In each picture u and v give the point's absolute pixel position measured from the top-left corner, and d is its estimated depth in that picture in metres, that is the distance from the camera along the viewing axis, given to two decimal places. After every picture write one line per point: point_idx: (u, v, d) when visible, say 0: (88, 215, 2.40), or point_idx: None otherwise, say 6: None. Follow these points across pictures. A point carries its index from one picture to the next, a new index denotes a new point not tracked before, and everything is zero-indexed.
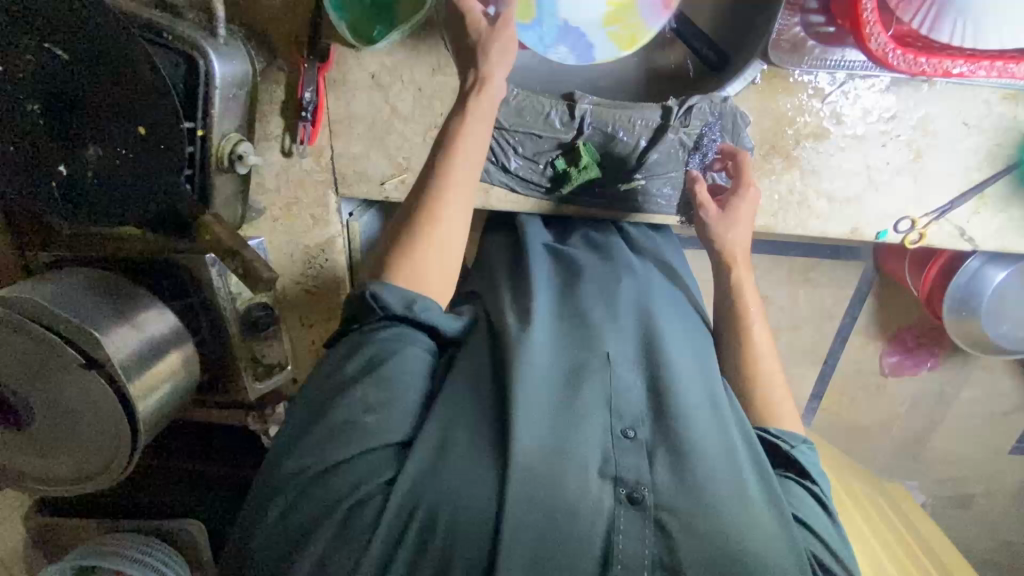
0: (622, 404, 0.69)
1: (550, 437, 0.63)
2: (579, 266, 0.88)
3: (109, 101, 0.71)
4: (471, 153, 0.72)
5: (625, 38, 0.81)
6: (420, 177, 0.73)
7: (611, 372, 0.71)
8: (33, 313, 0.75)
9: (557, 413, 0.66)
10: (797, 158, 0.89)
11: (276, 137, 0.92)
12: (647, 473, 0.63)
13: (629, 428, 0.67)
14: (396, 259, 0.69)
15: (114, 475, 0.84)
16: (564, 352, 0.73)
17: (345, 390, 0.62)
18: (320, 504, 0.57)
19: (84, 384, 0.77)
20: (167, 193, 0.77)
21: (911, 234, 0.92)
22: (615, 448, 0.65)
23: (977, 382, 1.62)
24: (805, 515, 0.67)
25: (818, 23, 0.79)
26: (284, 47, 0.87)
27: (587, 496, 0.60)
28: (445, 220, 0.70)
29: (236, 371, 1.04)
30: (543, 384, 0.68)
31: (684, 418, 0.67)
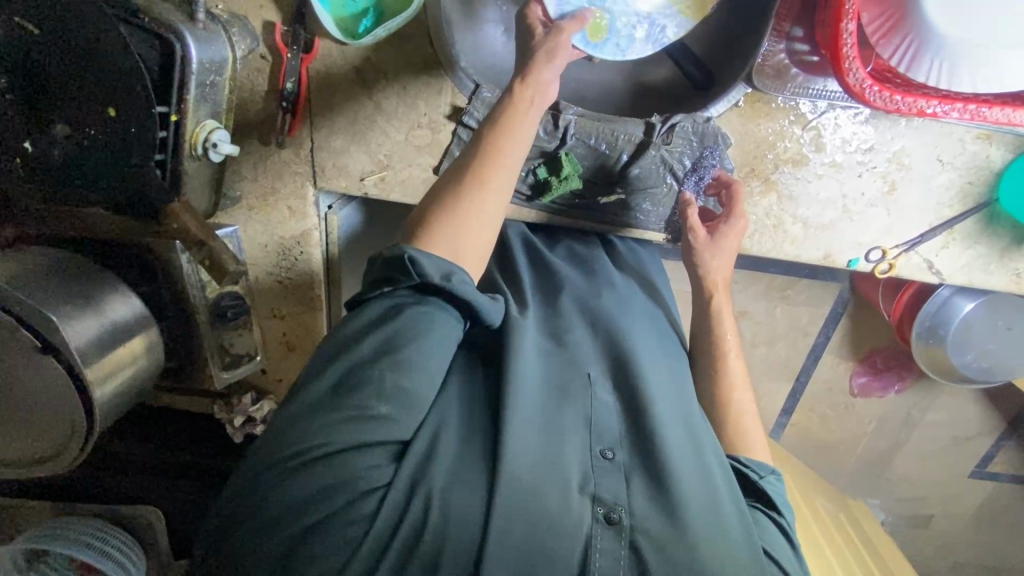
0: (602, 425, 0.70)
1: (534, 449, 0.63)
2: (561, 280, 0.88)
3: (81, 82, 0.70)
4: (523, 135, 0.72)
5: (693, 8, 0.84)
6: (467, 150, 0.72)
7: (591, 393, 0.73)
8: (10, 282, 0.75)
9: (539, 426, 0.66)
10: (776, 182, 0.89)
11: (255, 126, 0.91)
12: (625, 495, 0.63)
13: (608, 448, 0.68)
14: (439, 219, 0.67)
15: (65, 464, 0.82)
16: (544, 369, 0.74)
17: (363, 373, 0.60)
18: (304, 497, 0.56)
19: (39, 369, 0.75)
20: (136, 177, 0.75)
21: (882, 264, 0.94)
22: (594, 467, 0.65)
23: (940, 407, 1.66)
24: (771, 544, 0.67)
25: (802, 51, 0.79)
26: (267, 34, 0.85)
27: (567, 511, 0.60)
28: (490, 194, 0.69)
29: (203, 358, 1.03)
30: (529, 396, 0.68)
31: (665, 442, 0.68)
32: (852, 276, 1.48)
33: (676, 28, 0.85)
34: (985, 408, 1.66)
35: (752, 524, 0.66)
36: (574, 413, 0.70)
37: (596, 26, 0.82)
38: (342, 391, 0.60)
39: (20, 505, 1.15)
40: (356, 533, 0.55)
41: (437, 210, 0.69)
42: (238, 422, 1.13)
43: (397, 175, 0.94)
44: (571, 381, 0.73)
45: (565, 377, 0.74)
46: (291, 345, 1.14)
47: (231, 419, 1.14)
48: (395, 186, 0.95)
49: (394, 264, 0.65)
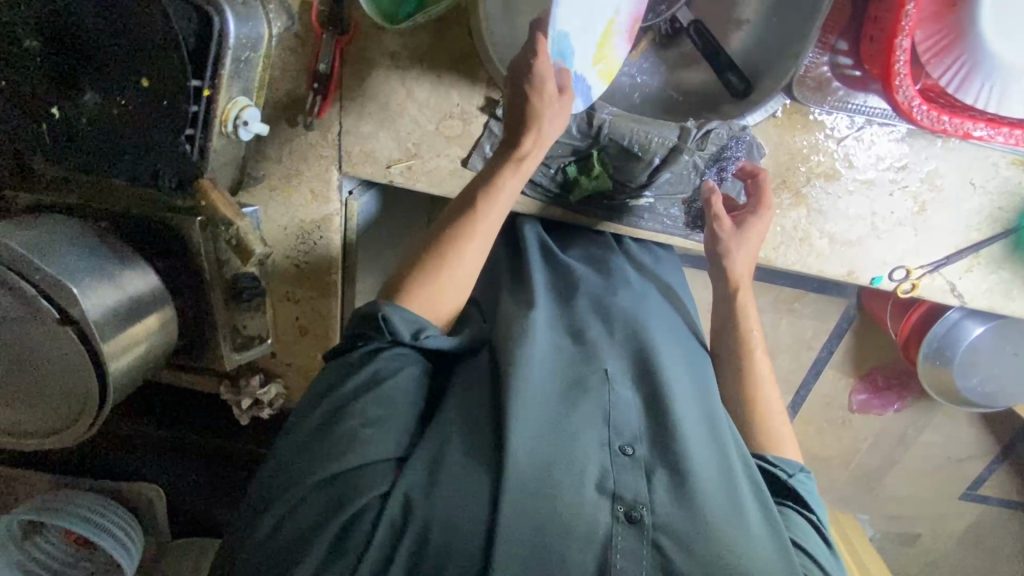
0: (620, 420, 0.69)
1: (548, 448, 0.64)
2: (575, 278, 0.88)
3: (116, 50, 0.69)
4: (503, 205, 0.79)
5: (606, 72, 0.86)
6: (451, 214, 0.79)
7: (608, 388, 0.72)
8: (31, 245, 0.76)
9: (553, 426, 0.66)
10: (806, 196, 0.89)
11: (282, 105, 0.89)
12: (646, 492, 0.64)
13: (627, 444, 0.67)
14: (413, 287, 0.75)
15: (76, 436, 0.81)
16: (564, 365, 0.74)
17: (347, 404, 0.65)
18: (307, 524, 0.59)
19: (57, 341, 0.74)
20: (165, 151, 0.74)
21: (904, 283, 0.94)
22: (613, 463, 0.65)
23: (936, 428, 1.67)
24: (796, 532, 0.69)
25: (845, 65, 0.79)
26: (302, 12, 0.83)
27: (584, 513, 0.61)
28: (463, 262, 0.77)
29: (215, 338, 1.02)
30: (543, 396, 0.69)
31: (685, 438, 0.68)
32: (860, 292, 1.48)
33: (597, 88, 0.86)
34: (981, 431, 1.67)
35: (779, 519, 0.66)
36: (592, 410, 0.69)
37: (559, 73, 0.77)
38: (329, 423, 0.64)
39: (20, 474, 1.14)
40: (360, 547, 0.57)
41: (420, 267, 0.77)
42: (245, 404, 1.12)
43: (425, 165, 0.93)
44: (589, 378, 0.73)
45: (580, 373, 0.73)
46: (305, 329, 1.12)
47: (238, 402, 1.13)
48: (421, 176, 0.94)
49: (371, 321, 0.72)
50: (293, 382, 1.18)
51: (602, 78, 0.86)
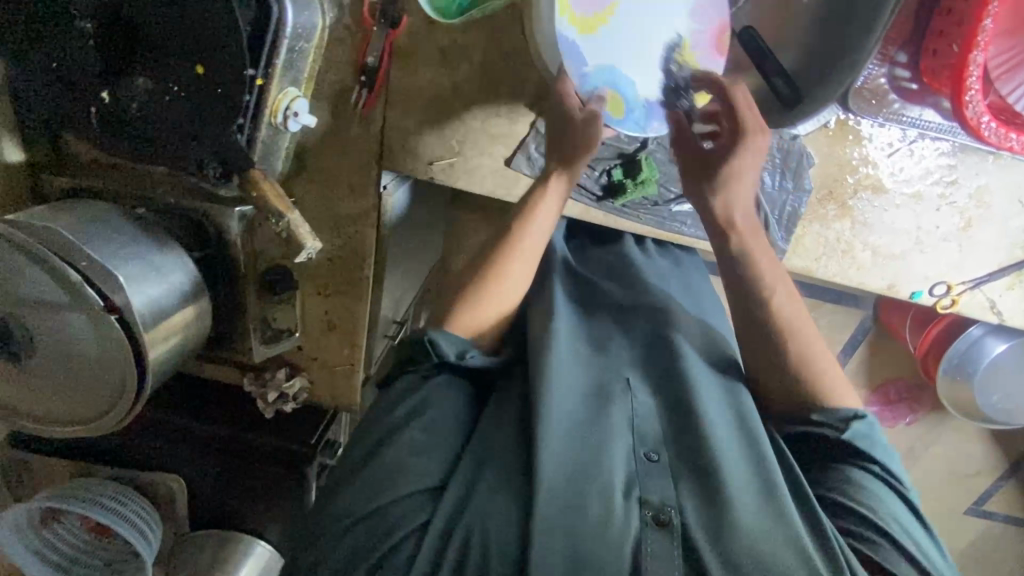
0: (643, 429, 0.71)
1: (574, 453, 0.65)
2: (599, 293, 0.92)
3: (172, 36, 0.67)
4: (543, 223, 0.84)
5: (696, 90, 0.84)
6: (493, 237, 0.84)
7: (631, 398, 0.74)
8: (59, 246, 0.71)
9: (581, 432, 0.68)
10: (852, 208, 0.88)
11: (326, 97, 0.87)
12: (674, 495, 0.64)
13: (651, 451, 0.69)
14: (460, 309, 0.79)
15: (112, 424, 0.80)
16: (592, 375, 0.77)
17: (394, 433, 0.67)
18: (351, 549, 0.60)
19: (99, 328, 0.73)
20: (217, 141, 0.72)
21: (945, 298, 0.93)
22: (639, 468, 0.67)
23: (945, 443, 1.68)
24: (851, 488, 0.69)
25: (903, 78, 0.79)
26: (353, 4, 0.81)
27: (613, 517, 0.60)
28: (508, 283, 0.82)
29: (245, 331, 1.02)
30: (571, 403, 0.70)
31: (711, 439, 0.68)
32: (877, 305, 1.49)
33: (686, 108, 0.84)
34: (990, 446, 1.68)
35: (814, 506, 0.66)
36: (619, 417, 0.71)
37: (614, 104, 0.82)
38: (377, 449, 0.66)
39: (38, 462, 1.12)
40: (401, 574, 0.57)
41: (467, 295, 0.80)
42: (270, 397, 1.13)
43: (467, 163, 0.92)
44: (614, 386, 0.75)
45: (607, 382, 0.76)
46: (333, 324, 1.11)
47: (264, 395, 1.13)
48: (462, 174, 0.93)
49: (417, 346, 0.75)
50: (317, 376, 1.17)
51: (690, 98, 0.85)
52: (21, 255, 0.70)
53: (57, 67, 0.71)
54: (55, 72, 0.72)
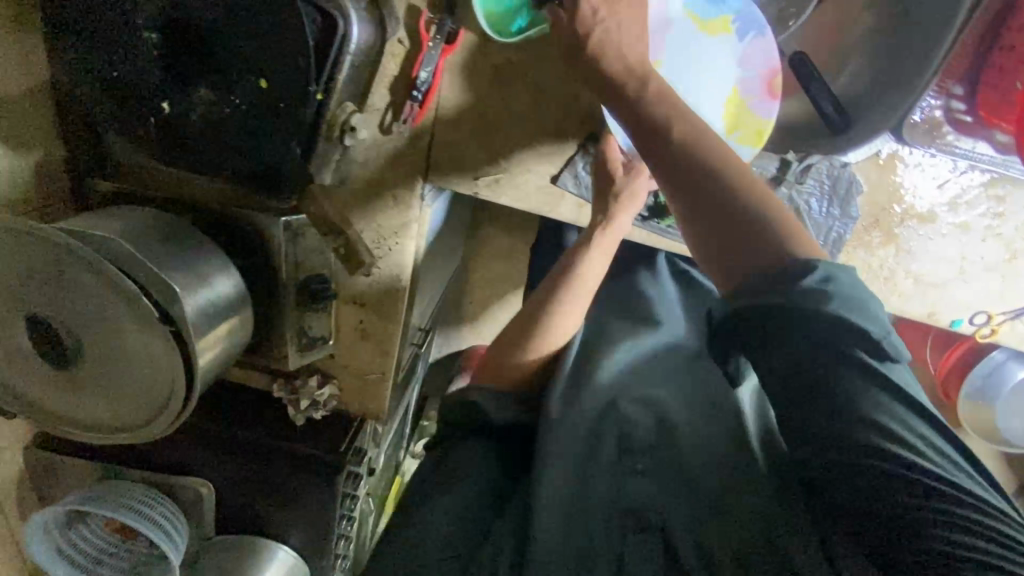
0: (637, 443, 0.77)
1: (569, 477, 0.73)
2: (609, 317, 1.00)
3: (238, 51, 0.68)
4: (588, 282, 0.92)
5: (752, 136, 0.81)
6: (543, 290, 0.94)
7: (625, 413, 0.80)
8: (117, 256, 0.72)
9: (577, 455, 0.75)
10: (896, 235, 0.88)
11: (376, 109, 0.87)
12: (661, 503, 0.71)
13: (642, 462, 0.75)
14: (512, 359, 0.90)
15: (155, 432, 0.80)
16: (598, 388, 0.82)
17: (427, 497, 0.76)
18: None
19: (154, 338, 0.74)
20: (276, 153, 0.74)
21: (984, 328, 0.94)
22: (624, 480, 0.73)
23: None
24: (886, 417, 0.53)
25: (958, 110, 0.81)
26: (410, 19, 0.82)
27: (600, 529, 0.70)
28: (555, 334, 0.91)
29: (282, 339, 1.01)
30: (569, 429, 0.77)
31: (695, 449, 0.74)
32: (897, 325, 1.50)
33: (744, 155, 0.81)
34: (1003, 468, 1.69)
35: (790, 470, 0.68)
36: (609, 434, 0.77)
37: None
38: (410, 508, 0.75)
39: (65, 463, 1.12)
40: None
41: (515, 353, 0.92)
42: (303, 404, 1.12)
43: (512, 179, 0.92)
44: (617, 406, 0.80)
45: (610, 401, 0.81)
46: (366, 333, 1.11)
47: (295, 402, 1.13)
48: (507, 190, 0.93)
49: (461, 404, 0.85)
50: (347, 384, 1.17)
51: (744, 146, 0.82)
52: (81, 265, 0.71)
53: (121, 77, 0.73)
54: (119, 82, 0.73)
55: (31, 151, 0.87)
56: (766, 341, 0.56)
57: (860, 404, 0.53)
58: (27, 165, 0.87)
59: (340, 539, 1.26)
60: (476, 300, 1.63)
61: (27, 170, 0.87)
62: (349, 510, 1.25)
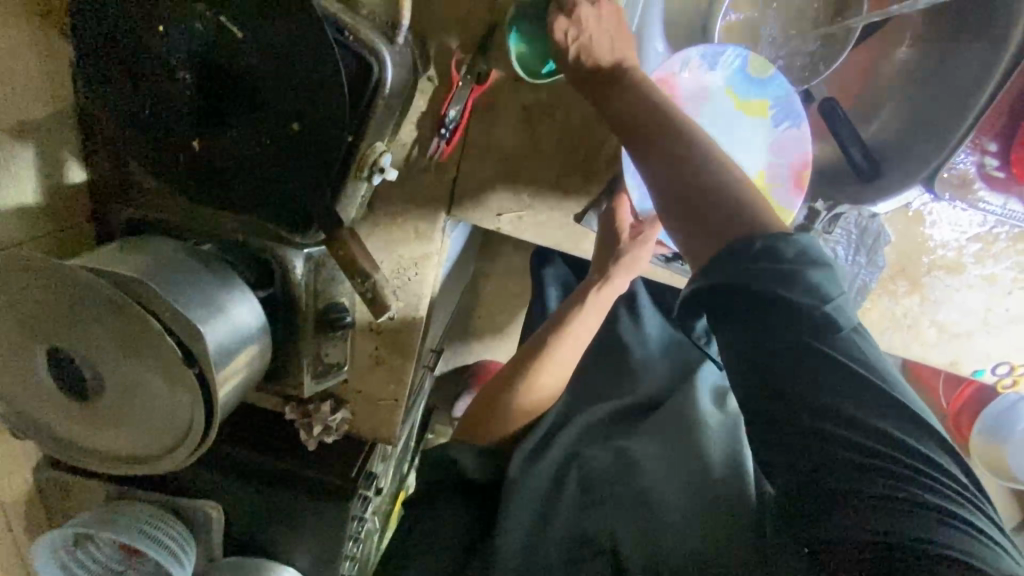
0: (597, 473, 0.84)
1: (532, 509, 0.81)
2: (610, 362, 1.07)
3: (273, 94, 0.69)
4: (578, 332, 0.98)
5: None
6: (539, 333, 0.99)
7: (592, 448, 0.88)
8: (142, 295, 0.71)
9: (542, 487, 0.84)
10: (923, 285, 0.88)
11: (402, 144, 0.87)
12: (613, 529, 0.76)
13: (599, 493, 0.81)
14: (502, 398, 0.94)
15: (173, 464, 0.79)
16: (566, 439, 0.90)
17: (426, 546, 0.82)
18: None
19: (175, 376, 0.74)
20: (306, 193, 0.74)
21: (1006, 378, 0.94)
22: (584, 512, 0.80)
23: None
24: (842, 412, 0.51)
25: (990, 166, 0.78)
26: (442, 59, 0.82)
27: (555, 554, 0.78)
28: (545, 380, 0.95)
29: (298, 367, 1.01)
30: (535, 462, 0.86)
31: (651, 477, 0.79)
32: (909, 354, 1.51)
33: None
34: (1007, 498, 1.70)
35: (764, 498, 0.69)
36: (574, 472, 0.85)
37: None
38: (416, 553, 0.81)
39: (76, 483, 1.11)
40: None
41: (514, 409, 0.94)
42: (315, 430, 1.11)
43: (537, 216, 0.92)
44: (586, 447, 0.89)
45: (580, 444, 0.90)
46: (381, 360, 1.10)
47: (307, 425, 1.12)
48: (531, 227, 0.93)
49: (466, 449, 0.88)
50: (360, 409, 1.16)
51: None
52: (102, 302, 0.70)
53: (152, 115, 0.73)
54: (150, 119, 0.74)
55: (51, 174, 0.86)
56: (739, 340, 0.54)
57: (808, 408, 0.52)
58: (45, 186, 0.86)
59: (349, 561, 1.25)
60: (486, 318, 1.63)
61: (43, 191, 0.86)
62: (356, 531, 1.22)
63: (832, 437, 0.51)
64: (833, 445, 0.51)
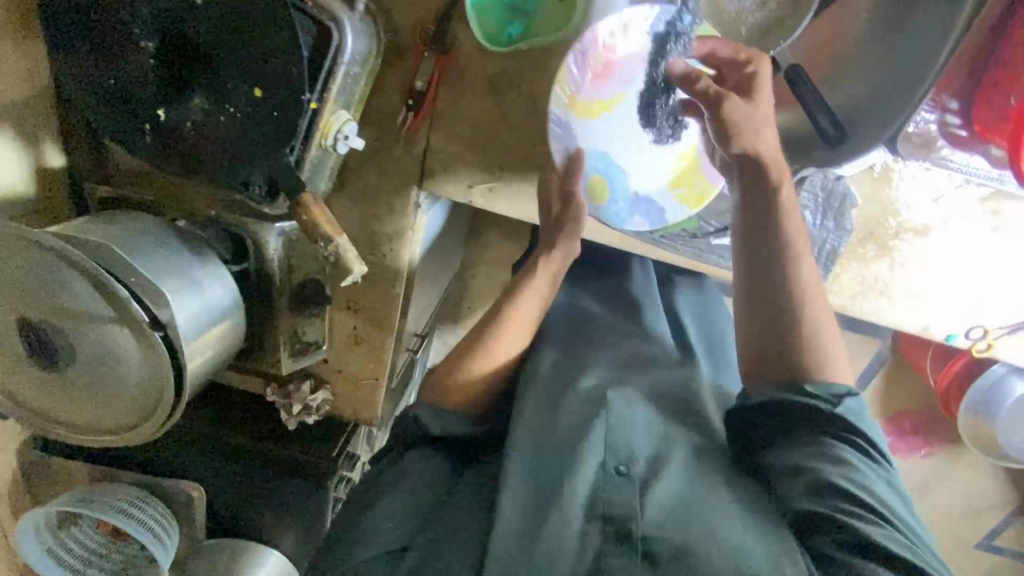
0: (619, 442, 0.73)
1: (535, 477, 0.69)
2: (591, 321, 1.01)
3: (233, 59, 0.70)
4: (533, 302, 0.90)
5: (693, 198, 0.89)
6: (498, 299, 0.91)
7: (608, 413, 0.76)
8: (110, 263, 0.73)
9: (554, 453, 0.71)
10: (891, 248, 0.88)
11: (373, 119, 0.89)
12: (637, 506, 0.66)
13: (622, 464, 0.71)
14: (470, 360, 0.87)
15: (143, 434, 0.80)
16: (579, 398, 0.79)
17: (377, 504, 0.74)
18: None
19: (140, 343, 0.74)
20: (267, 159, 0.74)
21: (980, 343, 0.93)
22: (609, 482, 0.69)
23: (957, 476, 1.69)
24: (838, 463, 0.66)
25: (953, 124, 0.78)
26: (405, 30, 0.83)
27: (565, 542, 0.63)
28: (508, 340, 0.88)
29: (275, 343, 1.03)
30: (542, 427, 0.75)
31: (677, 454, 0.72)
32: (896, 336, 1.51)
33: (674, 212, 0.89)
34: (1000, 482, 1.69)
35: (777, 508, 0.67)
36: (598, 428, 0.74)
37: (597, 189, 0.86)
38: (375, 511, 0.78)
39: (59, 464, 1.12)
40: None
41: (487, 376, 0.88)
42: (295, 409, 1.12)
43: (506, 187, 0.92)
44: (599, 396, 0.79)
45: (587, 399, 0.79)
46: (359, 339, 1.09)
47: (287, 405, 1.12)
48: (502, 199, 0.93)
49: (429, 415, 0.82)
50: (341, 390, 1.16)
51: (682, 204, 0.89)
52: (68, 267, 0.71)
53: (113, 84, 0.73)
54: (114, 88, 0.74)
55: (28, 154, 0.88)
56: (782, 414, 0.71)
57: (825, 462, 0.66)
58: (29, 171, 0.88)
59: None
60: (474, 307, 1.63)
61: (27, 176, 0.88)
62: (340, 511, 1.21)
63: (852, 488, 0.64)
64: (831, 486, 0.64)
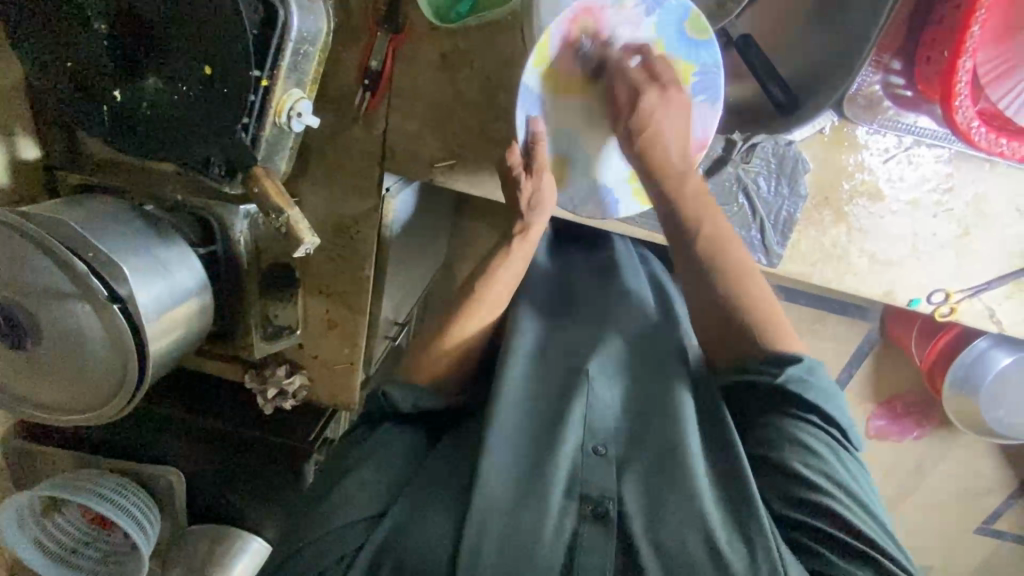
0: (596, 423, 0.76)
1: (512, 455, 0.72)
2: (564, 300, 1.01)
3: (183, 37, 0.72)
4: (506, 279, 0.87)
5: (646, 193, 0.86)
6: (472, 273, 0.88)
7: (587, 391, 0.78)
8: (67, 237, 0.75)
9: (529, 432, 0.75)
10: (847, 214, 0.89)
11: (332, 100, 0.91)
12: (614, 487, 0.70)
13: (599, 445, 0.74)
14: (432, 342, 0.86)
15: (110, 411, 0.81)
16: (548, 374, 0.82)
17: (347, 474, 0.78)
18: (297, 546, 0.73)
19: (100, 318, 0.75)
20: (221, 136, 0.76)
21: (943, 307, 0.93)
22: (585, 463, 0.72)
23: (953, 458, 1.66)
24: (815, 459, 0.70)
25: (897, 84, 0.81)
26: (358, 11, 0.85)
27: (546, 522, 0.67)
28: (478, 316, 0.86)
29: (246, 325, 1.05)
30: (518, 404, 0.77)
31: (657, 432, 0.74)
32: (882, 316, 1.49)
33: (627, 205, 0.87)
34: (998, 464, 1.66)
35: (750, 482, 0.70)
36: (575, 407, 0.76)
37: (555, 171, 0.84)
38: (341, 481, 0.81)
39: (42, 452, 1.15)
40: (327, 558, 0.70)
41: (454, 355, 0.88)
42: (270, 393, 1.12)
43: (465, 165, 0.93)
44: (581, 372, 0.80)
45: (570, 376, 0.81)
46: (333, 322, 1.09)
47: (263, 390, 1.12)
48: (462, 177, 0.94)
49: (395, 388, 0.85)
50: (318, 375, 1.15)
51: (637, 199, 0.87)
52: (32, 245, 0.73)
53: (70, 66, 0.76)
54: (71, 71, 0.76)
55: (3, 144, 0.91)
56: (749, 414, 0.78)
57: (798, 457, 0.70)
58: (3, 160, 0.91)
59: None
60: None
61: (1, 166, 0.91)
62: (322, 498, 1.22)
63: (825, 485, 0.68)
64: (800, 478, 0.69)
